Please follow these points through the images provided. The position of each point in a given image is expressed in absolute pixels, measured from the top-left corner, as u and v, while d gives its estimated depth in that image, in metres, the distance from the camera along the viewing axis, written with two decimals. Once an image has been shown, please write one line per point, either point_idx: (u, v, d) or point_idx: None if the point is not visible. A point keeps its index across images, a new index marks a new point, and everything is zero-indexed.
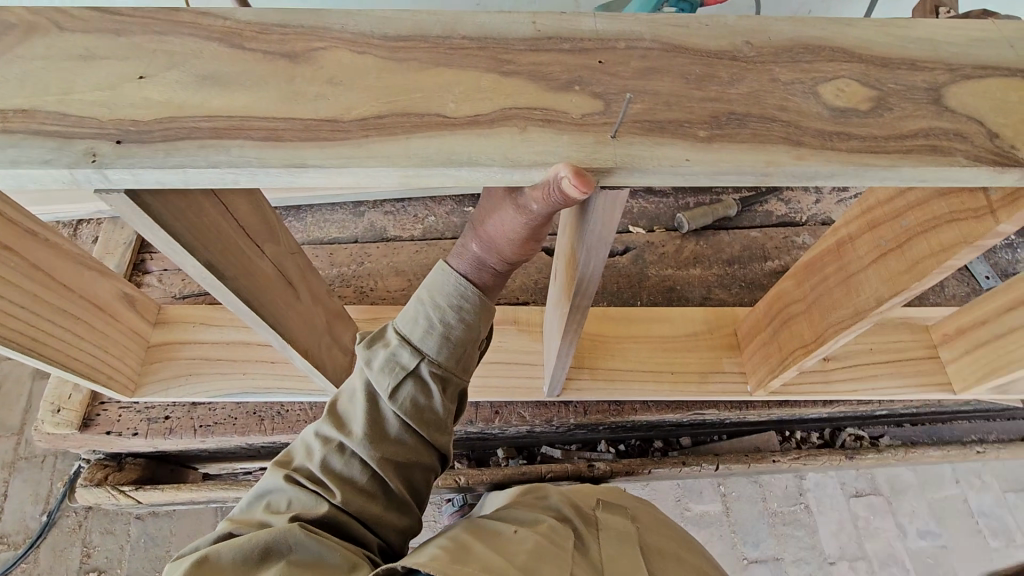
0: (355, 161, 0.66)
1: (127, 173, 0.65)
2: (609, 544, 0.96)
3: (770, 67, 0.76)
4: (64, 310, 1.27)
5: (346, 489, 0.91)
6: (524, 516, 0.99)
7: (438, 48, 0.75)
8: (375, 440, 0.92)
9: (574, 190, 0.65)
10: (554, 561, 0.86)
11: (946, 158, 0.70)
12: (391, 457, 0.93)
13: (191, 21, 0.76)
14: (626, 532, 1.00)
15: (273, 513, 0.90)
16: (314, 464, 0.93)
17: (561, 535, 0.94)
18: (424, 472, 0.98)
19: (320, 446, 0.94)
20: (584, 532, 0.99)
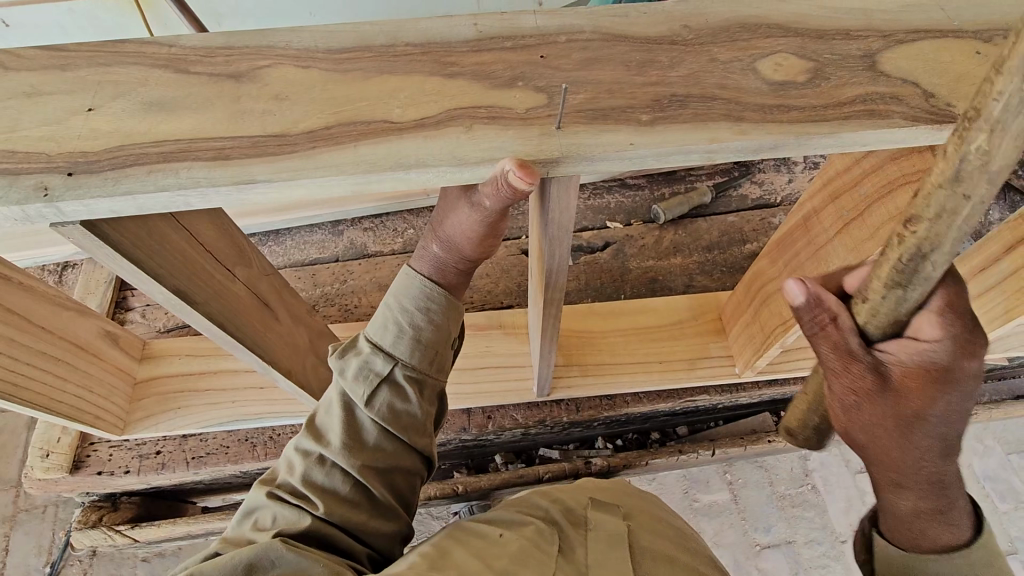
0: (304, 173, 0.67)
1: (80, 204, 0.66)
2: (598, 548, 0.93)
3: (708, 48, 0.77)
4: (44, 353, 1.27)
5: (328, 501, 0.92)
6: (512, 517, 1.01)
7: (382, 57, 0.76)
8: (355, 447, 0.95)
9: (520, 181, 0.68)
10: (535, 566, 0.89)
11: (885, 120, 0.71)
12: (373, 462, 0.96)
13: (135, 51, 0.77)
14: (618, 533, 0.95)
15: (258, 531, 0.91)
16: (296, 479, 0.94)
17: (546, 537, 0.96)
18: (407, 476, 1.01)
19: (300, 460, 0.95)
20: (573, 533, 0.98)
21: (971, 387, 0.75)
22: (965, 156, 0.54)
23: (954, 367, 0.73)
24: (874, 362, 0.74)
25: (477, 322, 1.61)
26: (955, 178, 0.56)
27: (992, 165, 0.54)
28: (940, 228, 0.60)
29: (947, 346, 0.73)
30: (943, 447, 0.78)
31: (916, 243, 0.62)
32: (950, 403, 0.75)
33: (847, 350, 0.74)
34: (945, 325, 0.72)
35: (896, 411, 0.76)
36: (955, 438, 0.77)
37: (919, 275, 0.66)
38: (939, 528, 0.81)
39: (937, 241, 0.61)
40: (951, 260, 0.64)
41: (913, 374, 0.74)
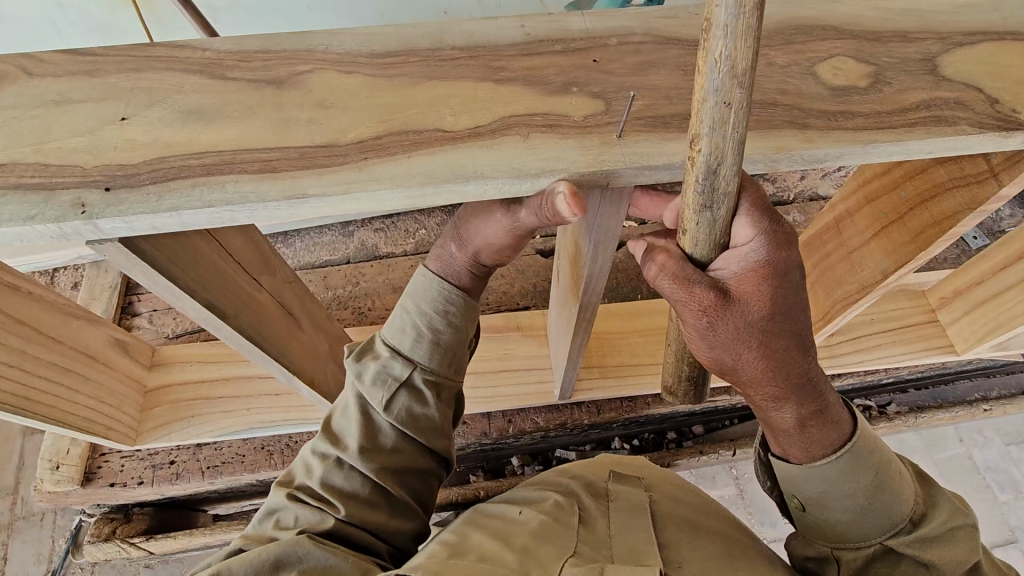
0: (357, 187, 0.64)
1: (120, 221, 0.62)
2: (621, 520, 0.88)
3: (765, 51, 0.75)
4: (53, 363, 1.22)
5: (348, 503, 0.87)
6: (531, 496, 0.94)
7: (428, 61, 0.73)
8: (372, 451, 0.91)
9: (566, 208, 0.65)
10: (558, 539, 0.82)
11: (951, 128, 0.70)
12: (391, 466, 0.91)
13: (167, 55, 0.73)
14: (641, 506, 0.91)
15: (280, 529, 0.86)
16: (314, 481, 0.89)
17: (567, 511, 0.89)
18: (425, 478, 0.96)
19: (318, 463, 0.91)
20: (593, 508, 0.91)
21: (799, 275, 0.72)
22: (727, 27, 0.51)
23: (776, 260, 0.70)
24: (711, 282, 0.71)
25: (495, 324, 1.58)
26: (722, 57, 0.53)
27: (744, 31, 0.51)
28: (734, 118, 0.56)
29: (763, 241, 0.69)
30: (800, 345, 0.76)
31: (713, 142, 0.58)
32: (786, 298, 0.73)
33: (683, 274, 0.71)
34: (757, 221, 0.68)
35: (748, 324, 0.73)
36: (807, 334, 0.76)
37: (723, 179, 0.61)
38: (825, 432, 0.80)
39: (726, 131, 0.57)
40: (741, 173, 0.62)
41: (750, 278, 0.71)
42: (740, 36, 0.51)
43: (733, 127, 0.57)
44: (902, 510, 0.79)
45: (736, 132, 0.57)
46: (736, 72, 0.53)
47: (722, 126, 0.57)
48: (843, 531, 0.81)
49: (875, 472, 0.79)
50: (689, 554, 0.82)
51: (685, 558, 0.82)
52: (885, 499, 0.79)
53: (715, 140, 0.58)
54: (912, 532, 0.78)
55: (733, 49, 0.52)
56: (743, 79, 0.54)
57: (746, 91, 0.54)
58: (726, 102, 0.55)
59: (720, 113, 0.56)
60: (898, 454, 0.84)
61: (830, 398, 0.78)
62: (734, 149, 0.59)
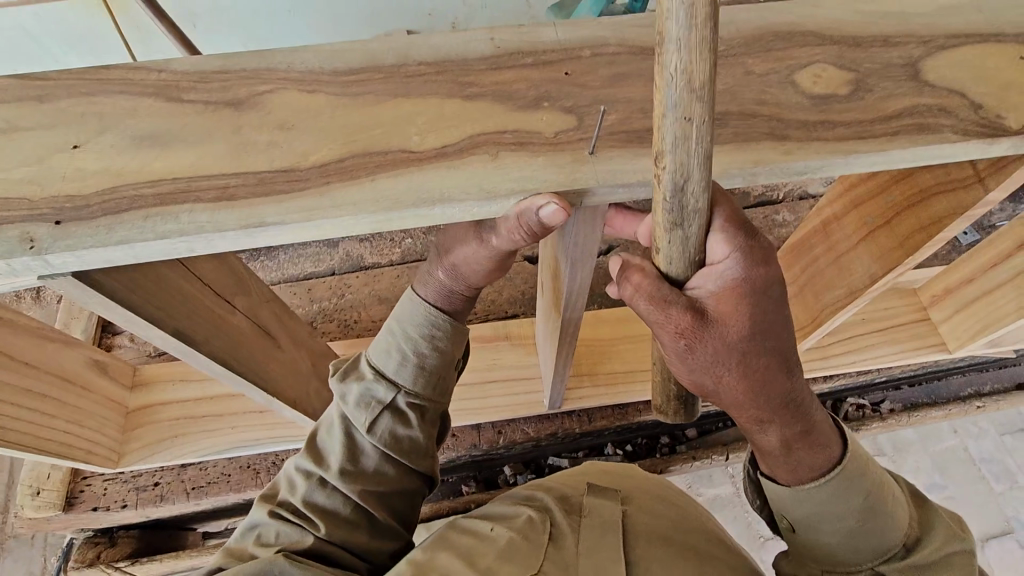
0: (318, 213, 0.61)
1: (70, 256, 0.60)
2: (591, 535, 0.81)
3: (743, 59, 0.72)
4: (28, 389, 1.19)
5: (329, 521, 0.85)
6: (505, 510, 0.90)
7: (394, 78, 0.70)
8: (354, 473, 0.89)
9: (557, 217, 0.64)
10: (523, 559, 0.78)
11: (934, 136, 0.68)
12: (374, 489, 0.89)
13: (121, 77, 0.70)
14: (613, 520, 0.83)
15: (258, 547, 0.83)
16: (297, 498, 0.87)
17: (539, 526, 0.84)
18: (410, 499, 0.94)
19: (302, 480, 0.89)
20: (567, 520, 0.86)
21: (778, 293, 0.72)
22: (681, 39, 0.48)
23: (753, 277, 0.69)
24: (688, 302, 0.70)
25: (482, 333, 1.55)
26: (678, 71, 0.50)
27: (699, 43, 0.48)
28: (697, 133, 0.53)
29: (739, 258, 0.68)
30: (783, 364, 0.75)
31: (677, 159, 0.55)
32: (765, 318, 0.72)
33: (660, 295, 0.69)
34: (732, 238, 0.66)
35: (729, 344, 0.72)
36: (791, 350, 0.75)
37: (691, 196, 0.59)
38: (813, 454, 0.79)
39: (690, 148, 0.54)
40: (712, 190, 0.59)
41: (728, 297, 0.70)
42: (695, 48, 0.49)
43: (697, 144, 0.54)
44: (893, 537, 0.78)
45: (700, 147, 0.54)
46: (695, 86, 0.50)
47: (685, 143, 0.54)
48: (833, 554, 0.80)
49: (865, 496, 0.78)
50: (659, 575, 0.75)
51: None
52: (877, 523, 0.78)
53: (679, 157, 0.55)
54: (907, 558, 0.78)
55: (690, 62, 0.49)
56: (703, 93, 0.51)
57: (708, 105, 0.52)
58: (687, 118, 0.52)
59: (682, 129, 0.53)
60: (892, 478, 0.83)
61: (818, 419, 0.77)
62: (700, 164, 0.56)
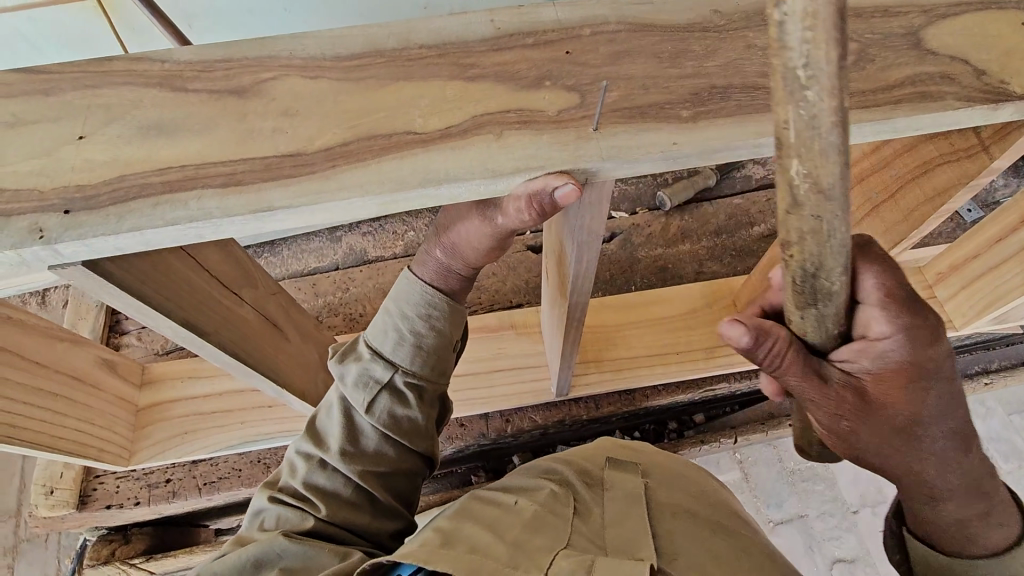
0: (325, 196, 0.62)
1: (80, 245, 0.60)
2: (614, 509, 0.81)
3: (744, 33, 0.72)
4: (39, 389, 1.20)
5: (330, 504, 0.85)
6: (526, 483, 0.89)
7: (396, 62, 0.71)
8: (354, 454, 0.87)
9: (565, 200, 0.65)
10: (550, 532, 0.78)
11: (938, 103, 0.68)
12: (374, 469, 0.88)
13: (125, 69, 0.70)
14: (636, 493, 0.83)
15: (261, 532, 0.84)
16: (298, 481, 0.88)
17: (563, 501, 0.84)
18: (410, 480, 0.93)
19: (302, 464, 0.88)
20: (589, 495, 0.85)
21: (946, 375, 0.73)
22: (802, 148, 0.46)
23: (913, 357, 0.71)
24: (842, 377, 0.72)
25: (488, 323, 1.55)
26: (802, 179, 0.47)
27: (826, 154, 0.45)
28: (834, 226, 0.51)
29: (901, 340, 0.70)
30: (960, 444, 0.74)
31: (812, 251, 0.54)
32: (935, 400, 0.73)
33: (815, 370, 0.71)
34: (895, 318, 0.70)
35: (892, 420, 0.73)
36: (964, 431, 0.74)
37: (830, 278, 0.58)
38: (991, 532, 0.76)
39: (827, 240, 0.53)
40: (849, 273, 0.58)
41: (890, 376, 0.71)
42: (828, 157, 0.46)
43: (836, 236, 0.52)
44: None
45: (838, 237, 0.53)
46: (826, 188, 0.48)
47: (820, 235, 0.52)
48: None
49: None
50: (684, 545, 0.75)
51: (680, 547, 0.75)
52: None
53: (812, 247, 0.54)
54: None
55: (817, 173, 0.47)
56: (838, 187, 0.48)
57: (844, 204, 0.49)
58: (819, 214, 0.50)
59: (813, 226, 0.51)
60: None
61: (996, 496, 0.75)
62: (839, 250, 0.54)
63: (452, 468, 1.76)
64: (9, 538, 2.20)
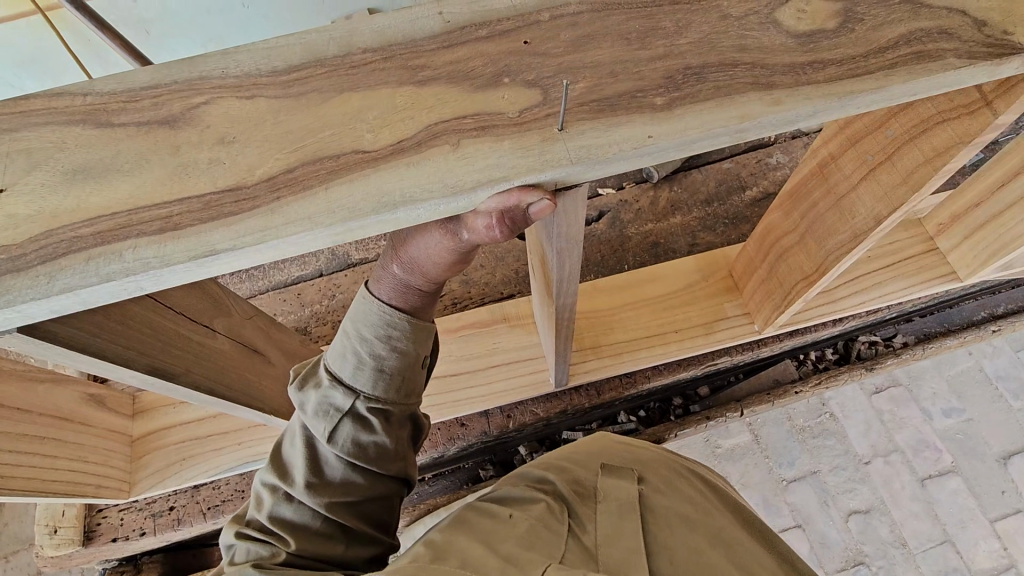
0: (272, 232, 0.56)
1: (11, 311, 0.55)
2: (608, 522, 0.78)
3: (717, 3, 0.66)
4: (27, 435, 1.15)
5: (301, 536, 0.78)
6: (520, 494, 0.85)
7: (339, 71, 0.64)
8: (320, 486, 0.80)
9: (541, 214, 0.62)
10: (544, 547, 0.74)
11: (937, 63, 0.61)
12: (343, 499, 0.81)
13: (44, 106, 0.64)
14: (630, 502, 0.80)
15: (230, 568, 0.77)
16: (264, 515, 0.81)
17: (557, 515, 0.81)
18: (384, 503, 0.87)
19: (268, 496, 0.82)
20: (582, 508, 0.83)
21: None
22: None
23: None
24: None
25: (480, 318, 1.51)
26: None
27: None
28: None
29: None
30: None
31: None
32: None
33: None
34: None
35: None
36: None
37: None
38: None
39: None
40: None
41: None
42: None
43: None
44: None
45: None
46: None
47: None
48: None
49: None
50: (683, 565, 0.72)
51: (678, 566, 0.72)
52: None
53: None
54: None
55: None
56: None
57: None
58: None
59: None
60: None
61: None
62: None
63: (459, 465, 1.74)
64: (31, 566, 2.19)
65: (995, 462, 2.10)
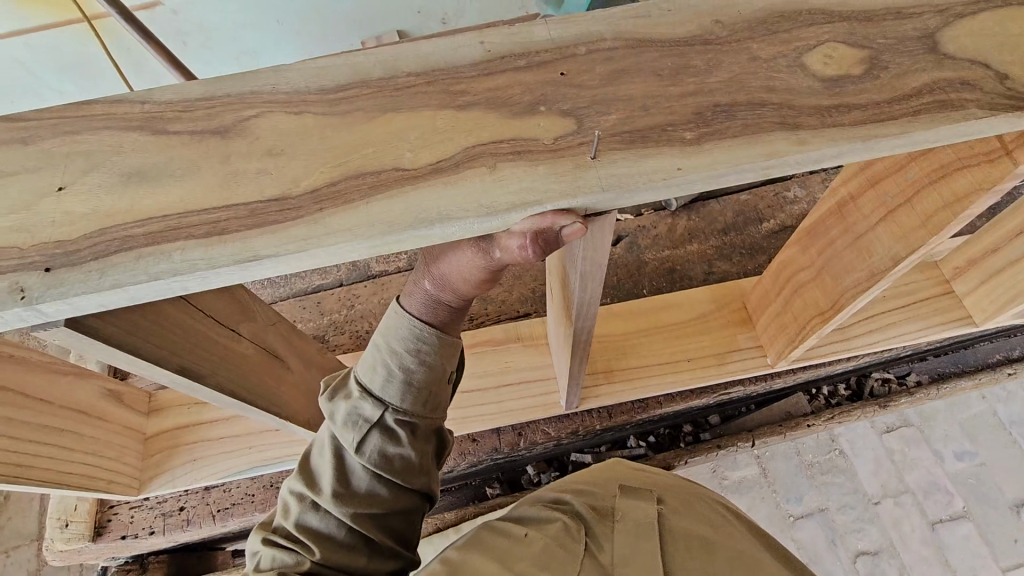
0: (312, 242, 0.59)
1: (62, 303, 0.58)
2: (625, 543, 0.79)
3: (747, 44, 0.69)
4: (47, 427, 1.17)
5: (325, 545, 0.80)
6: (538, 513, 0.87)
7: (385, 92, 0.68)
8: (346, 496, 0.82)
9: (573, 237, 0.64)
10: (559, 568, 0.76)
11: (959, 112, 0.64)
12: (367, 511, 0.83)
13: (104, 112, 0.68)
14: (648, 523, 0.81)
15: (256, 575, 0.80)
16: (290, 523, 0.83)
17: (574, 534, 0.82)
18: (407, 517, 0.88)
19: (295, 505, 0.84)
20: (600, 526, 0.83)
21: None
22: None
23: None
24: None
25: (495, 337, 1.52)
26: None
27: None
28: None
29: None
30: None
31: None
32: None
33: None
34: None
35: None
36: None
37: None
38: None
39: None
40: None
41: None
42: None
43: None
44: None
45: None
46: None
47: None
48: None
49: None
50: None
51: None
52: None
53: None
54: None
55: None
56: None
57: None
58: None
59: None
60: None
61: None
62: None
63: (466, 481, 1.74)
64: (32, 562, 2.19)
65: (1008, 509, 2.06)
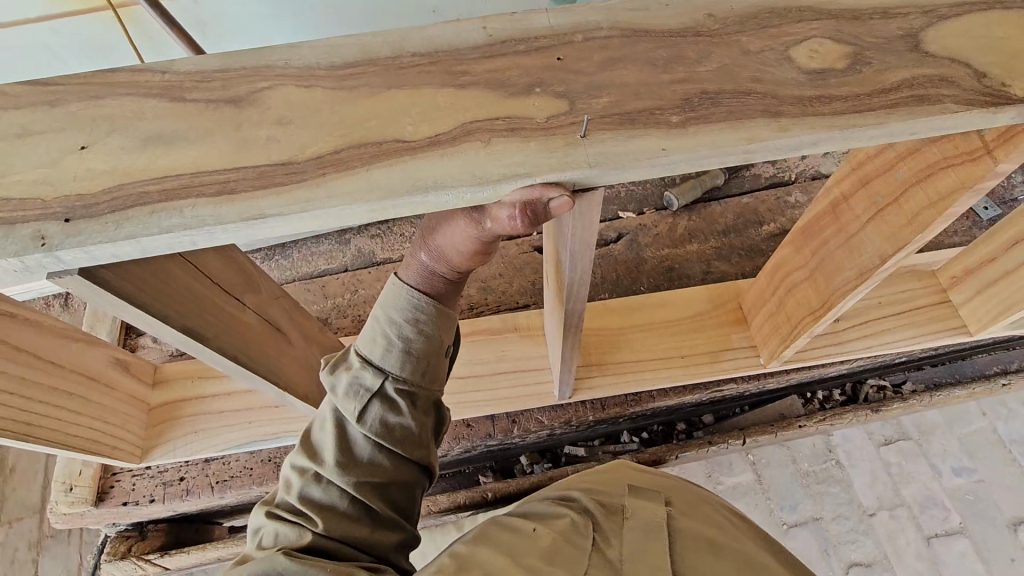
0: (314, 204, 0.63)
1: (80, 251, 0.62)
2: (632, 538, 0.82)
3: (737, 38, 0.72)
4: (58, 389, 1.22)
5: (329, 516, 0.84)
6: (548, 512, 0.91)
7: (389, 70, 0.72)
8: (348, 464, 0.86)
9: (562, 209, 0.68)
10: (566, 559, 0.78)
11: (937, 106, 0.67)
12: (368, 480, 0.86)
13: (127, 80, 0.72)
14: (655, 522, 0.84)
15: (261, 549, 0.84)
16: (293, 496, 0.86)
17: (581, 531, 0.85)
18: (407, 488, 0.91)
19: (298, 477, 0.87)
20: (607, 524, 0.87)
21: None
22: None
23: None
24: None
25: (493, 326, 1.55)
26: None
27: None
28: None
29: None
30: None
31: None
32: None
33: None
34: None
35: None
36: None
37: None
38: None
39: None
40: None
41: None
42: None
43: None
44: None
45: None
46: None
47: None
48: None
49: None
50: None
51: None
52: None
53: None
54: None
55: None
56: None
57: None
58: None
59: None
60: None
61: None
62: None
63: (460, 468, 1.77)
64: (34, 532, 2.24)
65: (1006, 527, 2.05)
